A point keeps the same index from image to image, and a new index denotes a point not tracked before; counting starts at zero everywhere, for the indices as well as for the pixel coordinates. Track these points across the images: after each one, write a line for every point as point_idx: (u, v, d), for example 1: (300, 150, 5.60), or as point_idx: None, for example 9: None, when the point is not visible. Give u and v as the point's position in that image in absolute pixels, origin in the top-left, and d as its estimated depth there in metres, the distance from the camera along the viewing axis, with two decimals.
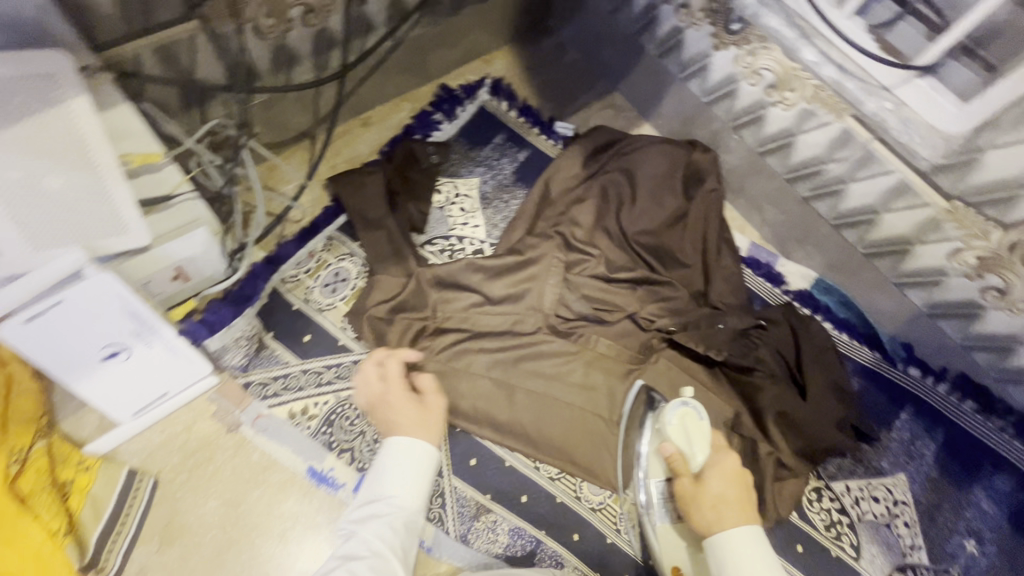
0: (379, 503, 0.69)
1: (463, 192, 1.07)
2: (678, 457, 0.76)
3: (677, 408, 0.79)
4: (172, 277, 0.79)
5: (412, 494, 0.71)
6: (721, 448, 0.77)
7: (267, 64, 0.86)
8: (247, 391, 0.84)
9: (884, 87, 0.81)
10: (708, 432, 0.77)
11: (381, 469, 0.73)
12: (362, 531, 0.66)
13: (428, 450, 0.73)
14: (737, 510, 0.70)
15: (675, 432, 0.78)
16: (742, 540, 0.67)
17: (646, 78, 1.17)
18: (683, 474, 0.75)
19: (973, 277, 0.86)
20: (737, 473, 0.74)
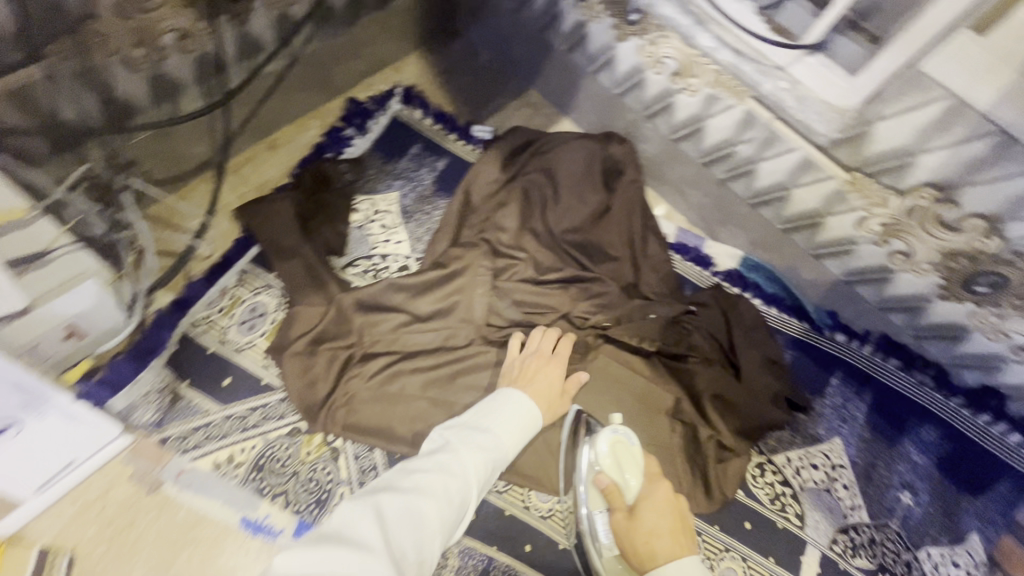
0: (479, 434, 0.71)
1: (383, 208, 1.04)
2: (614, 490, 0.74)
3: (609, 436, 0.78)
4: (63, 337, 0.74)
5: (507, 444, 0.72)
6: (655, 476, 0.76)
7: (146, 97, 0.80)
8: (164, 447, 0.80)
9: (778, 67, 0.82)
10: (639, 459, 0.77)
11: (502, 411, 0.75)
12: (458, 454, 0.67)
13: (536, 426, 0.78)
14: (671, 542, 0.68)
15: (608, 463, 0.76)
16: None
17: (558, 73, 1.16)
18: (618, 507, 0.74)
19: (880, 243, 0.89)
20: (670, 501, 0.73)
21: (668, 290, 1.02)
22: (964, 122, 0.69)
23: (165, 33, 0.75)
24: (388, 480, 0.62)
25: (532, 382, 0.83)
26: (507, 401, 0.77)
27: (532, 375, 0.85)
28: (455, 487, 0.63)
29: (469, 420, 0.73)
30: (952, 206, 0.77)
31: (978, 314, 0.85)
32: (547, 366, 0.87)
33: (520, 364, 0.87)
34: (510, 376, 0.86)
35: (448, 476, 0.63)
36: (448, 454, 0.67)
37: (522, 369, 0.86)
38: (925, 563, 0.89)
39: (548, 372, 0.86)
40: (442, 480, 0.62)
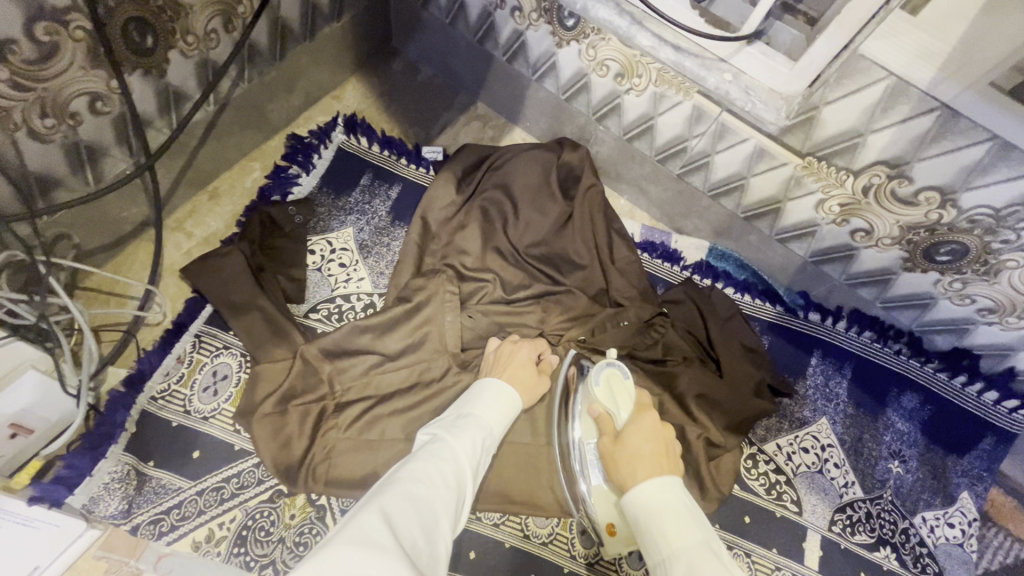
0: (465, 420, 0.70)
1: (339, 246, 1.00)
2: (606, 417, 0.78)
3: (603, 370, 0.81)
4: (9, 435, 0.70)
5: (494, 427, 0.72)
6: (645, 407, 0.77)
7: (64, 168, 0.75)
8: (137, 536, 0.75)
9: (721, 59, 0.77)
10: (632, 393, 0.79)
11: (485, 394, 0.75)
12: (449, 440, 0.65)
13: (516, 404, 0.76)
14: (652, 462, 0.67)
15: (603, 393, 0.80)
16: (650, 490, 0.64)
17: (502, 83, 1.13)
18: (607, 433, 0.76)
19: (841, 223, 0.90)
20: (655, 429, 0.73)
21: (638, 292, 1.00)
22: (908, 100, 0.70)
23: (75, 97, 0.71)
24: (385, 481, 0.59)
25: (508, 366, 0.81)
26: (486, 387, 0.76)
27: (507, 362, 0.82)
28: (451, 473, 0.61)
29: (453, 410, 0.72)
30: (906, 181, 0.78)
31: (942, 282, 0.87)
32: (521, 351, 0.84)
33: (495, 354, 0.85)
34: (485, 368, 0.84)
35: (442, 464, 0.61)
36: (439, 443, 0.65)
37: (497, 359, 0.84)
38: (921, 528, 0.91)
39: (521, 356, 0.83)
40: (438, 469, 0.60)
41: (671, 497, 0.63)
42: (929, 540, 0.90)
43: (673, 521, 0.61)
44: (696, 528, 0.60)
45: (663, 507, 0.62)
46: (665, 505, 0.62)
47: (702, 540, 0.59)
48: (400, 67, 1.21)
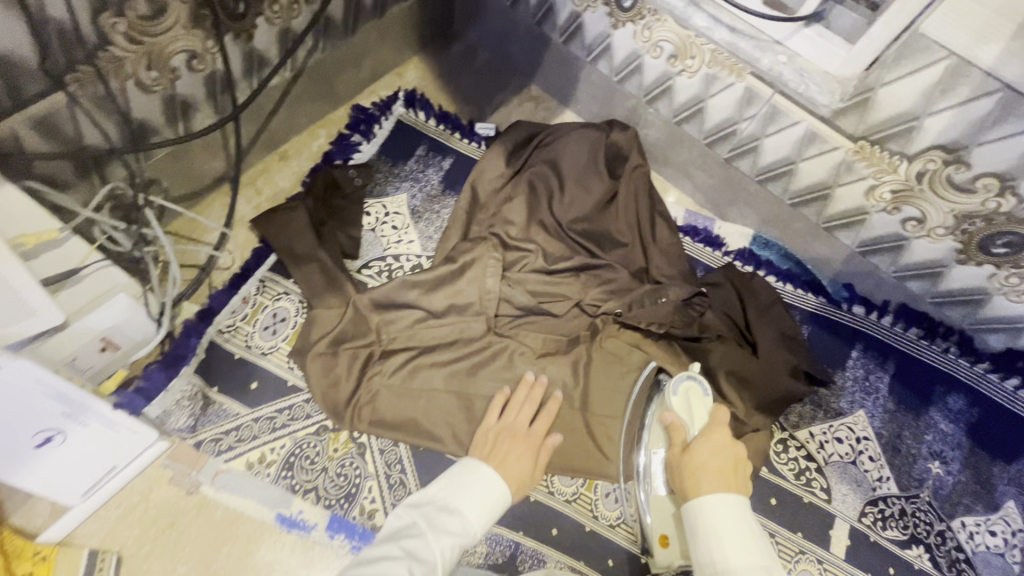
0: (449, 514, 0.67)
1: (393, 210, 1.06)
2: (677, 428, 0.77)
3: (683, 381, 0.81)
4: (100, 349, 0.78)
5: (478, 526, 0.68)
6: (721, 422, 0.76)
7: (160, 118, 0.83)
8: (200, 450, 0.83)
9: (776, 41, 0.80)
10: (709, 408, 0.79)
11: (473, 482, 0.71)
12: (427, 538, 0.64)
13: (508, 502, 0.72)
14: (719, 479, 0.68)
15: (677, 403, 0.80)
16: (717, 509, 0.64)
17: (557, 66, 1.17)
18: (675, 443, 0.76)
19: (892, 211, 0.88)
20: (727, 448, 0.72)
21: (678, 272, 1.01)
22: (967, 81, 0.69)
23: (175, 54, 0.79)
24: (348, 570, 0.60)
25: (510, 462, 0.77)
26: (476, 473, 0.72)
27: (504, 455, 0.78)
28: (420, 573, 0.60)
29: (444, 492, 0.70)
30: (963, 167, 0.76)
31: (996, 277, 0.85)
32: (519, 446, 0.80)
33: (492, 439, 0.81)
34: (481, 448, 0.79)
35: (413, 564, 0.61)
36: (418, 538, 0.64)
37: (494, 446, 0.79)
38: (959, 533, 0.88)
39: (519, 453, 0.79)
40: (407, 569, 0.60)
41: (740, 520, 0.64)
42: (967, 546, 0.87)
43: (737, 543, 0.62)
44: (757, 553, 0.61)
45: (731, 527, 0.63)
46: (731, 529, 0.63)
47: (761, 566, 0.60)
48: (460, 49, 1.27)
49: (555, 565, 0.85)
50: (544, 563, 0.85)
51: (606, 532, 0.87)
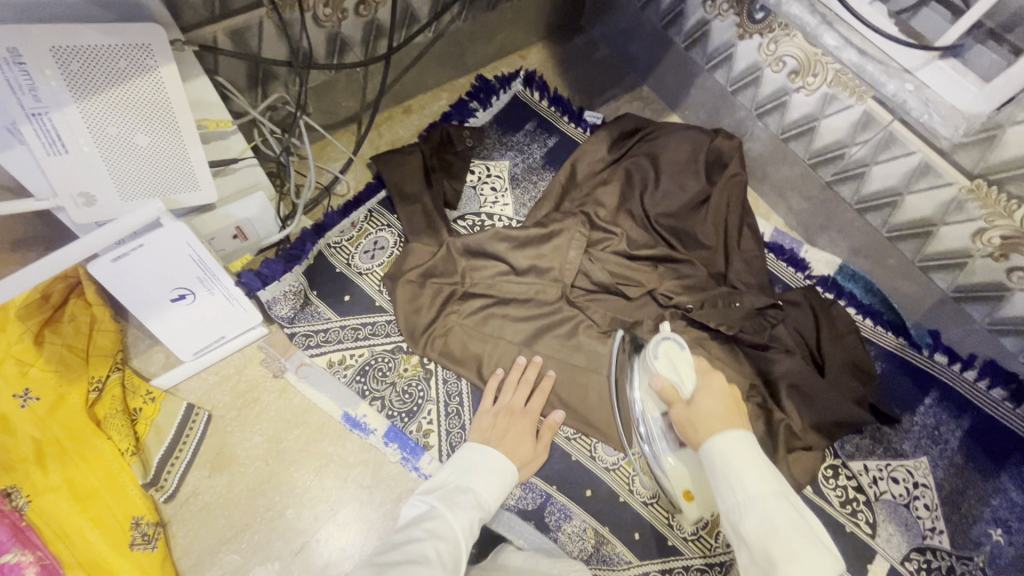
0: (463, 494, 0.73)
1: (494, 173, 1.14)
2: (669, 388, 0.77)
3: (660, 343, 0.80)
4: (233, 235, 0.90)
5: (490, 499, 0.75)
6: (709, 371, 0.77)
7: (323, 50, 0.95)
8: (292, 341, 0.94)
9: (906, 69, 0.83)
10: (691, 361, 0.78)
11: (481, 466, 0.78)
12: (447, 516, 0.68)
13: (515, 475, 0.79)
14: (724, 420, 0.69)
15: (662, 365, 0.79)
16: (732, 443, 0.64)
17: (673, 70, 1.22)
18: (675, 402, 0.76)
19: (998, 258, 0.86)
20: (726, 392, 0.73)
21: (756, 282, 1.02)
22: None
23: None
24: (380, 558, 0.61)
25: (512, 442, 0.85)
26: (480, 454, 0.79)
27: (505, 434, 0.85)
28: (446, 549, 0.64)
29: (452, 478, 0.75)
30: None
31: None
32: (518, 424, 0.87)
33: (492, 419, 0.87)
34: (483, 433, 0.85)
35: (438, 540, 0.64)
36: (438, 518, 0.68)
37: (495, 425, 0.86)
38: None
39: (518, 431, 0.86)
40: (433, 546, 0.63)
41: (750, 451, 0.63)
42: None
43: (752, 470, 0.61)
44: (774, 479, 0.61)
45: (745, 458, 0.63)
46: (744, 458, 0.63)
47: (778, 491, 0.59)
48: (582, 43, 1.34)
49: (582, 524, 0.88)
50: (571, 520, 0.88)
51: (638, 507, 0.89)
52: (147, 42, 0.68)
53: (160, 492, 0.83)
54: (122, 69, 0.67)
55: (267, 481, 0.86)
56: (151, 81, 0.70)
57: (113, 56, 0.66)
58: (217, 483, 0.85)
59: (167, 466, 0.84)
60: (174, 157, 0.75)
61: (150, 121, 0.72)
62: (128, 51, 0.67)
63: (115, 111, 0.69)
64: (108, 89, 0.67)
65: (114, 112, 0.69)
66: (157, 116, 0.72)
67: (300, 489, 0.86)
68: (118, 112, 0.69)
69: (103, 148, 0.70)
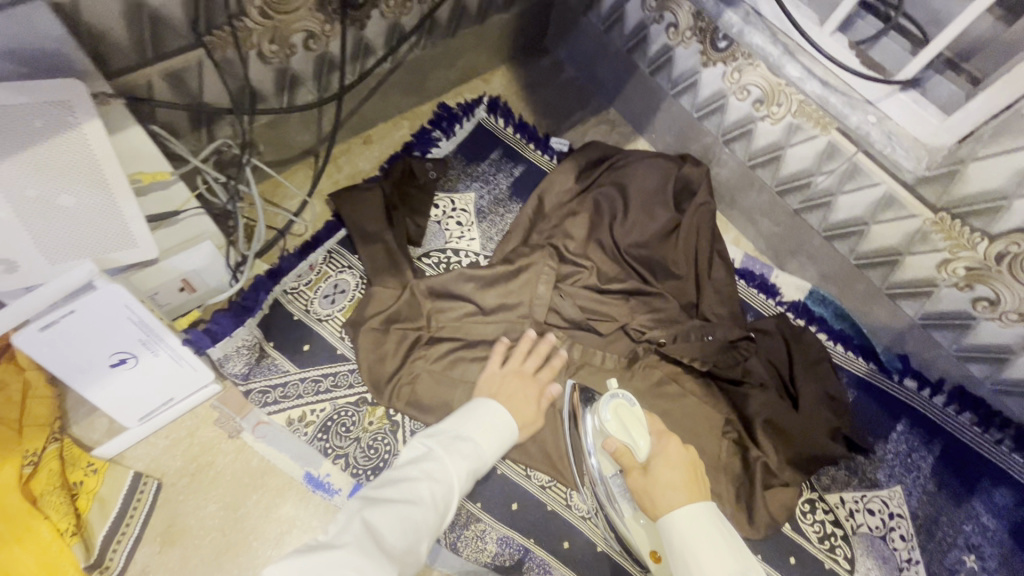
0: (464, 440, 0.70)
1: (460, 207, 1.10)
2: (625, 452, 0.75)
3: (609, 403, 0.76)
4: (179, 289, 0.84)
5: (491, 452, 0.72)
6: (664, 434, 0.76)
7: (271, 86, 0.90)
8: (247, 398, 0.88)
9: (868, 101, 0.82)
10: (641, 417, 0.75)
11: (486, 417, 0.74)
12: (445, 460, 0.66)
13: (514, 434, 0.75)
14: (684, 491, 0.69)
15: (614, 428, 0.75)
16: (692, 521, 0.65)
17: (639, 93, 1.19)
18: (631, 467, 0.74)
19: (964, 288, 0.87)
20: (682, 458, 0.73)
21: (728, 313, 1.00)
22: None
23: (295, 33, 0.85)
24: (376, 492, 0.62)
25: (517, 402, 0.80)
26: (486, 408, 0.76)
27: (512, 393, 0.82)
28: (440, 493, 0.63)
29: (452, 426, 0.72)
30: None
31: None
32: (526, 386, 0.84)
33: (499, 379, 0.84)
34: (485, 390, 0.83)
35: (432, 483, 0.63)
36: (436, 461, 0.66)
37: (499, 385, 0.83)
38: None
39: (526, 393, 0.83)
40: (428, 488, 0.62)
41: (710, 529, 0.65)
42: None
43: (712, 553, 0.62)
44: (732, 559, 0.62)
45: (705, 538, 0.64)
46: (704, 539, 0.64)
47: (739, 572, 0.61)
48: (547, 64, 1.31)
49: None
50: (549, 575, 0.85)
51: (615, 557, 0.86)
52: (64, 98, 0.63)
53: (105, 574, 0.77)
54: (37, 128, 0.62)
55: (224, 553, 0.81)
56: (72, 138, 0.64)
57: (26, 114, 0.61)
58: (168, 559, 0.79)
59: (111, 545, 0.78)
60: (105, 215, 0.68)
61: (73, 179, 0.66)
62: (42, 109, 0.62)
63: (31, 172, 0.63)
64: (23, 150, 0.62)
65: (29, 173, 0.63)
66: (80, 173, 0.66)
67: (260, 560, 0.81)
68: (37, 175, 0.64)
69: (22, 214, 0.64)
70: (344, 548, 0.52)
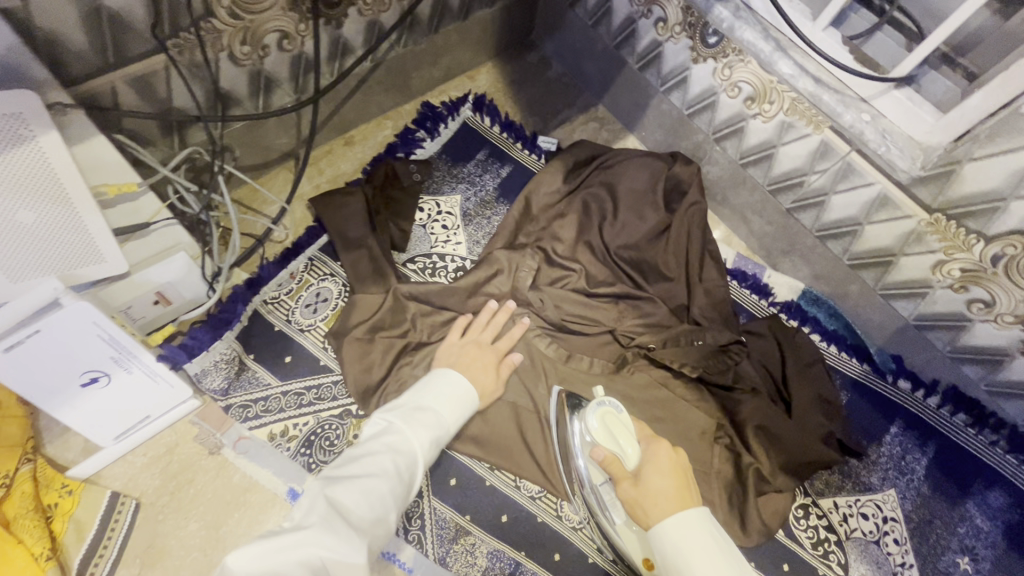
0: (424, 411, 0.71)
1: (445, 209, 1.07)
2: (613, 461, 0.72)
3: (596, 409, 0.75)
4: (153, 301, 0.81)
5: (451, 419, 0.73)
6: (653, 439, 0.73)
7: (245, 89, 0.87)
8: (227, 413, 0.86)
9: (861, 98, 0.80)
10: (630, 425, 0.74)
11: (445, 388, 0.75)
12: (406, 432, 0.67)
13: (478, 402, 0.77)
14: (675, 499, 0.65)
15: (600, 435, 0.74)
16: (685, 529, 0.62)
17: (628, 89, 1.16)
18: (621, 477, 0.71)
19: (958, 290, 0.85)
20: (672, 464, 0.70)
21: (721, 316, 0.98)
22: None
23: (269, 33, 0.82)
24: (341, 468, 0.62)
25: (475, 369, 0.83)
26: (443, 377, 0.76)
27: (471, 362, 0.84)
28: (404, 464, 0.64)
29: (411, 398, 0.72)
30: None
31: None
32: (483, 355, 0.86)
33: (459, 349, 0.86)
34: (445, 358, 0.84)
35: (396, 456, 0.64)
36: (397, 434, 0.67)
37: (460, 354, 0.85)
38: None
39: (484, 362, 0.85)
40: (392, 460, 0.63)
41: (703, 537, 0.61)
42: None
43: (707, 563, 0.59)
44: (729, 568, 0.59)
45: (699, 546, 0.61)
46: (699, 548, 0.60)
47: None
48: (534, 60, 1.28)
49: None
50: None
51: (607, 567, 0.85)
52: (18, 111, 0.59)
53: None
54: None
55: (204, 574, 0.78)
56: (28, 152, 0.61)
57: None
58: None
59: (89, 568, 0.76)
60: (69, 231, 0.65)
61: (34, 195, 0.62)
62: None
63: None
64: None
65: None
66: (41, 189, 0.62)
67: None
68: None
69: None
70: (307, 528, 0.53)
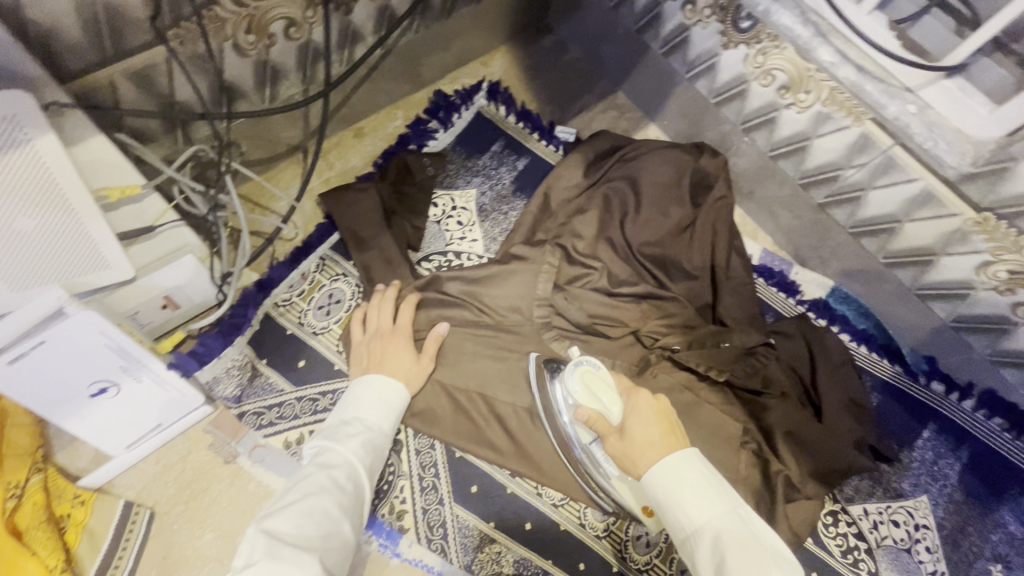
0: (349, 425, 0.72)
1: (460, 205, 1.03)
2: (597, 417, 0.69)
3: (574, 371, 0.72)
4: (161, 306, 0.79)
5: (383, 424, 0.74)
6: (632, 388, 0.70)
7: (250, 81, 0.82)
8: (241, 421, 0.84)
9: (906, 88, 0.75)
10: (610, 380, 0.71)
11: (367, 398, 0.75)
12: (335, 448, 0.67)
13: (405, 400, 0.78)
14: (660, 445, 0.63)
15: (581, 395, 0.71)
16: (672, 472, 0.60)
17: (650, 76, 1.11)
18: (606, 433, 0.68)
19: (1003, 292, 0.81)
20: (655, 409, 0.67)
21: (747, 316, 0.94)
22: None
23: (274, 21, 0.77)
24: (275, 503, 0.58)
25: (388, 361, 0.80)
26: (366, 387, 0.76)
27: (381, 356, 0.80)
28: (341, 476, 0.64)
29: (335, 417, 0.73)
30: None
31: None
32: (392, 343, 0.82)
33: (367, 347, 0.82)
34: (358, 363, 0.81)
35: (331, 471, 0.64)
36: (327, 452, 0.67)
37: (371, 353, 0.81)
38: None
39: (395, 349, 0.81)
40: (327, 476, 0.62)
41: (690, 477, 0.60)
42: None
43: (698, 500, 0.58)
44: (719, 501, 0.58)
45: (687, 486, 0.59)
46: (690, 487, 0.59)
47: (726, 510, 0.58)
48: (550, 44, 1.22)
49: None
50: None
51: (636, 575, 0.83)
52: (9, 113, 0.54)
53: None
54: None
55: None
56: (25, 156, 0.56)
57: None
58: None
59: None
60: (72, 238, 0.62)
61: (33, 202, 0.58)
62: None
63: None
64: None
65: None
66: (41, 196, 0.58)
67: None
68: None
69: None
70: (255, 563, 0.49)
